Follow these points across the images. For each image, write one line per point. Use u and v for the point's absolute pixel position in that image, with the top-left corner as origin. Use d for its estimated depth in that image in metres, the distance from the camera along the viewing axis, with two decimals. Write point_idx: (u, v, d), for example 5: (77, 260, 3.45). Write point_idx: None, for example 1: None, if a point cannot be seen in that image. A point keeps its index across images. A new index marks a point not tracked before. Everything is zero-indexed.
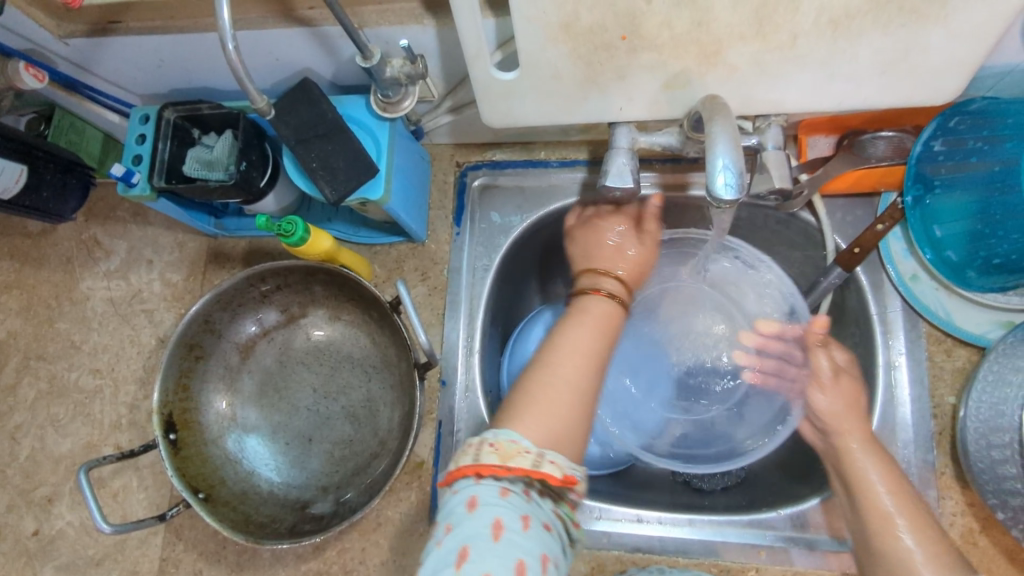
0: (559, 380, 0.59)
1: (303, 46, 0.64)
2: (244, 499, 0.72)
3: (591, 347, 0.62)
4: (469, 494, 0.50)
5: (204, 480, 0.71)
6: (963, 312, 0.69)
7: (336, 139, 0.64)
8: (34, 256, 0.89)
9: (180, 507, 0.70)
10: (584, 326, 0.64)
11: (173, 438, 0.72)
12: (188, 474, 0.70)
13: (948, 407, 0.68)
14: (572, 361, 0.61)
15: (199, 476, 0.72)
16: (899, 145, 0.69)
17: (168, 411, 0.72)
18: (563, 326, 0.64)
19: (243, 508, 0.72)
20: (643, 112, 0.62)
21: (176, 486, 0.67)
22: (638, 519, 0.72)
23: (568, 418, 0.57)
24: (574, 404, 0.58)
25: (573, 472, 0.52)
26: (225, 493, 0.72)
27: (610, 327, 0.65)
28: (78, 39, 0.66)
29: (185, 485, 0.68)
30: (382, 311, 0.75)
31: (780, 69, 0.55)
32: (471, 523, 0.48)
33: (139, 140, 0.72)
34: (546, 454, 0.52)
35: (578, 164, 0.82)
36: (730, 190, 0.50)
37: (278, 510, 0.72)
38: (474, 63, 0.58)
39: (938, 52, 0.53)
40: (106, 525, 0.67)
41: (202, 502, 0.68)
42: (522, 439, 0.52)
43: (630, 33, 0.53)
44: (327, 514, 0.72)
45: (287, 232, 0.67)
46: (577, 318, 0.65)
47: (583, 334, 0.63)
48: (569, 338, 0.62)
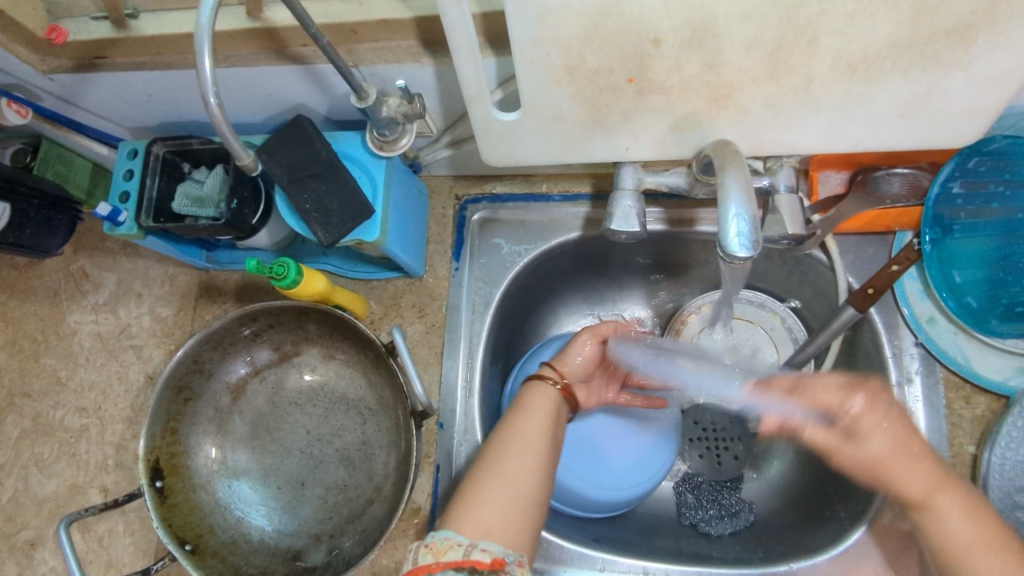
0: (507, 477, 0.57)
1: (295, 82, 0.62)
2: (233, 549, 0.69)
3: (534, 447, 0.59)
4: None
5: (191, 530, 0.69)
6: (982, 358, 0.66)
7: (330, 179, 0.62)
8: (21, 288, 0.87)
9: (165, 560, 0.67)
10: (532, 421, 0.61)
11: (159, 485, 0.69)
12: (175, 524, 0.68)
13: (967, 456, 0.65)
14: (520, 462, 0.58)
15: (186, 525, 0.69)
16: (915, 182, 0.66)
17: (154, 457, 0.69)
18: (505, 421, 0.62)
19: (232, 559, 0.69)
20: (650, 153, 0.59)
21: (161, 538, 0.64)
22: (643, 571, 0.69)
23: (505, 514, 0.54)
24: (514, 500, 0.55)
25: (504, 555, 0.51)
26: (214, 542, 0.69)
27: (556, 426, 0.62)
28: (63, 74, 0.64)
29: (171, 536, 0.65)
30: (378, 353, 0.72)
31: (794, 112, 0.53)
32: None
33: (127, 176, 0.69)
34: (477, 543, 0.51)
35: (581, 198, 0.79)
36: (743, 246, 0.47)
37: (269, 561, 0.70)
38: (473, 104, 0.55)
39: (960, 96, 0.50)
40: None
41: (188, 555, 0.65)
42: (455, 535, 0.52)
43: (637, 76, 0.51)
44: (319, 565, 0.69)
45: (279, 275, 0.64)
46: (518, 411, 0.63)
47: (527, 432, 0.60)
48: (512, 433, 0.60)
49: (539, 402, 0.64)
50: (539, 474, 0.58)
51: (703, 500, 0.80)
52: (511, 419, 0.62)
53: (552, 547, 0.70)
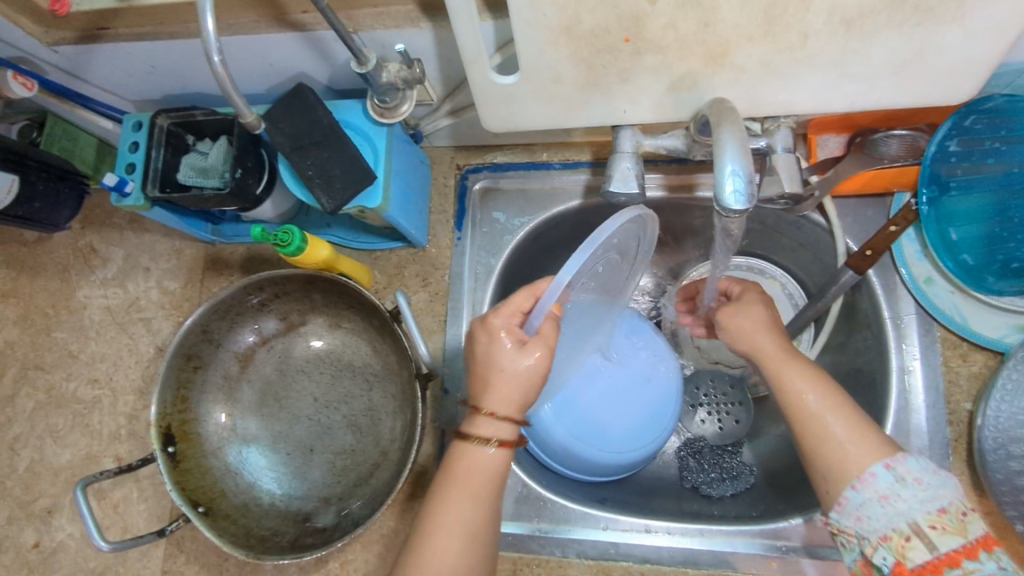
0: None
1: (297, 50, 0.62)
2: (245, 512, 0.71)
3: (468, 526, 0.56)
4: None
5: (204, 493, 0.70)
6: (979, 316, 0.67)
7: (333, 146, 0.63)
8: (31, 264, 0.88)
9: (180, 521, 0.69)
10: (462, 495, 0.56)
11: (171, 450, 0.70)
12: (188, 488, 0.69)
13: (964, 413, 0.66)
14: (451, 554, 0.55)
15: (199, 489, 0.70)
16: (912, 144, 0.66)
17: (166, 423, 0.71)
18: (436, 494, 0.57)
19: (244, 521, 0.70)
20: (648, 115, 0.60)
21: (175, 500, 0.66)
22: (646, 530, 0.71)
23: None
24: None
25: None
26: (226, 506, 0.71)
27: (488, 489, 0.56)
28: (66, 46, 0.65)
29: (184, 500, 0.67)
30: (376, 313, 0.73)
31: (790, 70, 0.53)
32: None
33: (131, 148, 0.70)
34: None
35: (581, 165, 0.80)
36: (738, 198, 0.48)
37: (280, 523, 0.71)
38: (472, 67, 0.56)
39: (954, 51, 0.51)
40: (104, 542, 0.67)
41: (202, 517, 0.67)
42: None
43: (634, 35, 0.51)
44: (329, 526, 0.71)
45: (283, 242, 0.65)
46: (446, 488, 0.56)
47: (459, 511, 0.56)
48: (443, 514, 0.56)
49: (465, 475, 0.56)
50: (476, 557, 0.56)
51: (705, 464, 0.82)
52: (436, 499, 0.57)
53: (556, 508, 0.72)
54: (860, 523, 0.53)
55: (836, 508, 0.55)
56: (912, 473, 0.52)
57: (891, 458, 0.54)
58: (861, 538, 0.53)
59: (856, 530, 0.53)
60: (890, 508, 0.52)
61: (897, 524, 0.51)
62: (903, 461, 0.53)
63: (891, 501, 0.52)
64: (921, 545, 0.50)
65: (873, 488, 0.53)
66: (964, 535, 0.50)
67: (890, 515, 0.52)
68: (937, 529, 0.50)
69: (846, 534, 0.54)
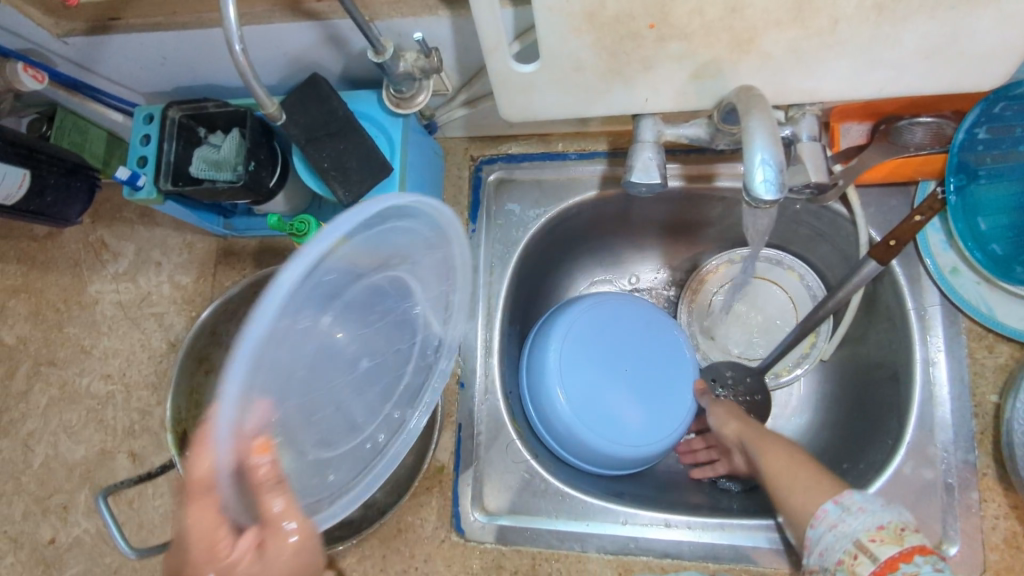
0: None
1: (313, 40, 0.61)
2: None
3: None
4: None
5: None
6: (1006, 307, 0.66)
7: (348, 138, 0.62)
8: (41, 259, 0.87)
9: None
10: None
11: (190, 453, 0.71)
12: None
13: (990, 406, 0.65)
14: None
15: None
16: (939, 132, 0.65)
17: (182, 427, 0.71)
18: None
19: None
20: (670, 103, 0.58)
21: None
22: (666, 524, 0.70)
23: None
24: None
25: None
26: None
27: None
28: (77, 37, 0.64)
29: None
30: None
31: (818, 57, 0.52)
32: None
33: (144, 141, 0.69)
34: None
35: (598, 156, 0.78)
36: (768, 188, 0.47)
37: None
38: (491, 55, 0.55)
39: (988, 35, 0.50)
40: (130, 549, 0.65)
41: None
42: None
43: (659, 21, 0.50)
44: (356, 518, 0.70)
45: (301, 232, 0.64)
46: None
47: None
48: None
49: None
50: None
51: None
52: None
53: (575, 502, 0.72)
54: (821, 556, 0.56)
55: (806, 550, 0.58)
56: (857, 503, 0.56)
57: (840, 495, 0.58)
58: (824, 568, 0.56)
59: (819, 564, 0.56)
60: (840, 532, 0.55)
61: (846, 545, 0.54)
62: (849, 496, 0.57)
63: (841, 528, 0.56)
64: (867, 560, 0.53)
65: (826, 520, 0.57)
66: (900, 543, 0.53)
67: (840, 539, 0.55)
68: (876, 542, 0.53)
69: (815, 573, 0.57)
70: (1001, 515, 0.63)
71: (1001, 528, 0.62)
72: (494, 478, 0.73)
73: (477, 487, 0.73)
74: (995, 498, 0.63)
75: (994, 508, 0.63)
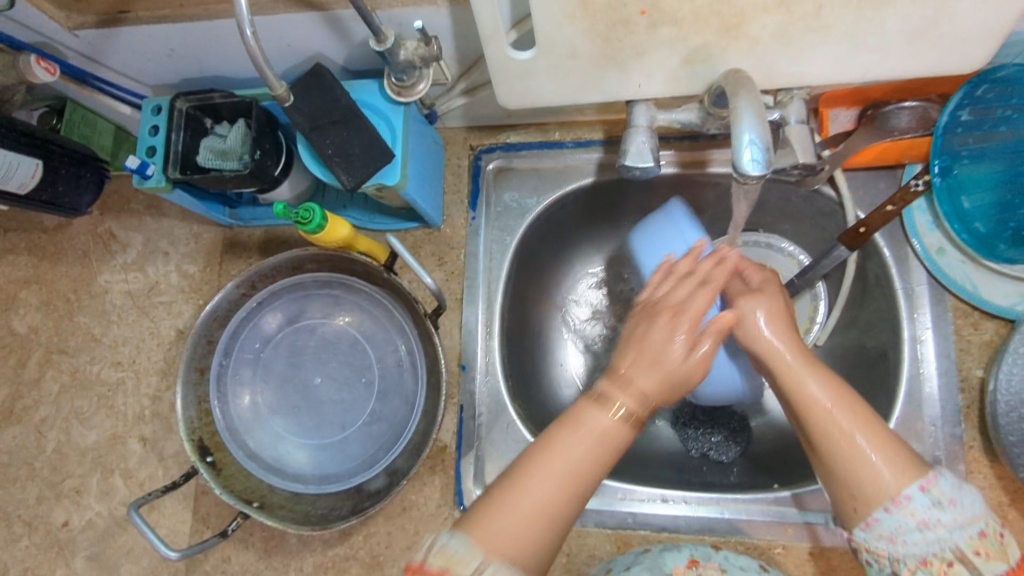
0: (534, 513, 0.51)
1: (316, 31, 0.63)
2: (299, 500, 0.72)
3: (550, 502, 0.51)
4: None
5: (255, 491, 0.71)
6: (990, 285, 0.68)
7: (352, 124, 0.64)
8: (51, 251, 0.90)
9: (239, 522, 0.70)
10: (560, 452, 0.53)
11: (210, 460, 0.71)
12: (236, 489, 0.70)
13: (975, 381, 0.67)
14: (552, 496, 0.51)
15: (248, 488, 0.71)
16: (924, 115, 0.68)
17: (198, 437, 0.71)
18: (524, 469, 0.53)
19: (300, 507, 0.71)
20: (662, 89, 0.60)
21: (228, 501, 0.67)
22: (663, 500, 0.72)
23: (533, 551, 0.50)
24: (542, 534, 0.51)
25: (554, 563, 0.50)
26: (277, 498, 0.71)
27: (587, 473, 0.53)
28: (88, 30, 0.66)
29: (236, 498, 0.68)
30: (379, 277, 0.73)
31: (805, 40, 0.54)
32: None
33: (151, 132, 0.71)
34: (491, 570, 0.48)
35: (593, 143, 0.80)
36: (756, 165, 0.48)
37: (336, 499, 0.71)
38: (489, 43, 0.57)
39: (967, 16, 0.51)
40: (173, 552, 0.66)
41: (258, 510, 0.68)
42: (475, 560, 0.48)
43: (650, 7, 0.52)
44: (382, 488, 0.70)
45: (304, 220, 0.65)
46: (563, 430, 0.54)
47: (544, 490, 0.52)
48: (529, 496, 0.51)
49: (580, 435, 0.53)
50: (550, 538, 0.51)
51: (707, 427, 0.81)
52: (540, 441, 0.54)
53: None
54: (894, 545, 0.49)
55: (862, 527, 0.51)
56: (948, 495, 0.49)
57: (925, 478, 0.49)
58: (895, 560, 0.49)
59: (889, 553, 0.49)
60: (929, 534, 0.48)
61: (939, 549, 0.48)
62: (937, 482, 0.49)
63: (931, 527, 0.48)
64: (965, 571, 0.47)
65: (909, 511, 0.49)
66: (1005, 561, 0.48)
67: (930, 541, 0.48)
68: (980, 555, 0.47)
69: (875, 556, 0.50)
70: (987, 486, 0.65)
71: (987, 498, 0.65)
72: (496, 456, 0.75)
73: (479, 466, 0.75)
74: (981, 470, 0.65)
75: (980, 480, 0.65)
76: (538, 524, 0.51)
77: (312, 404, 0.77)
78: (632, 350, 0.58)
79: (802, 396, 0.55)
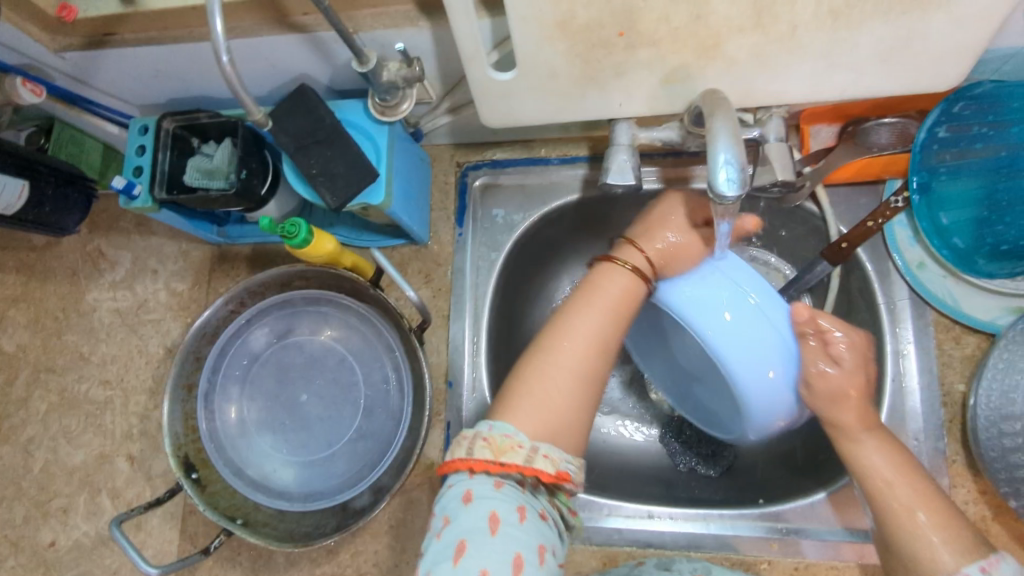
0: (565, 370, 0.57)
1: (300, 52, 0.64)
2: (283, 518, 0.72)
3: (596, 336, 0.59)
4: (464, 488, 0.51)
5: (239, 508, 0.71)
6: (970, 299, 0.69)
7: (336, 144, 0.64)
8: (40, 269, 0.90)
9: (222, 538, 0.70)
10: (593, 306, 0.60)
11: (195, 477, 0.71)
12: (221, 506, 0.70)
13: (957, 395, 0.68)
14: (583, 352, 0.58)
15: (232, 506, 0.71)
16: (904, 131, 0.68)
17: (183, 453, 0.71)
18: (570, 307, 0.61)
19: (284, 525, 0.71)
20: (642, 108, 0.61)
21: (212, 518, 0.67)
22: (649, 515, 0.72)
23: (569, 410, 0.56)
24: (575, 393, 0.57)
25: (566, 467, 0.52)
26: (262, 515, 0.72)
27: (623, 308, 0.61)
28: (73, 52, 0.66)
29: (220, 516, 0.68)
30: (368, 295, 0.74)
31: (780, 61, 0.55)
32: (468, 517, 0.49)
33: (138, 151, 0.72)
34: (539, 448, 0.52)
35: (578, 160, 0.81)
36: (731, 186, 0.49)
37: (321, 517, 0.71)
38: (470, 65, 0.57)
39: (940, 37, 0.52)
40: (151, 567, 0.65)
41: (241, 527, 0.68)
42: (517, 434, 0.52)
43: (628, 29, 0.53)
44: (367, 506, 0.70)
45: (290, 234, 0.65)
46: (587, 298, 0.61)
47: (589, 322, 0.59)
48: (575, 325, 0.59)
49: (600, 296, 0.61)
50: (585, 393, 0.57)
51: (693, 442, 0.81)
52: (568, 310, 0.61)
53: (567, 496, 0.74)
54: None
55: None
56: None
57: (985, 560, 0.50)
58: None
59: None
60: None
61: None
62: (998, 565, 0.49)
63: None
64: None
65: None
66: None
67: None
68: None
69: None
70: (971, 500, 0.65)
71: (971, 512, 0.65)
72: None
73: None
74: (964, 484, 0.66)
75: (964, 494, 0.65)
76: (575, 390, 0.57)
77: (301, 419, 0.77)
78: (642, 224, 0.64)
79: (862, 465, 0.58)
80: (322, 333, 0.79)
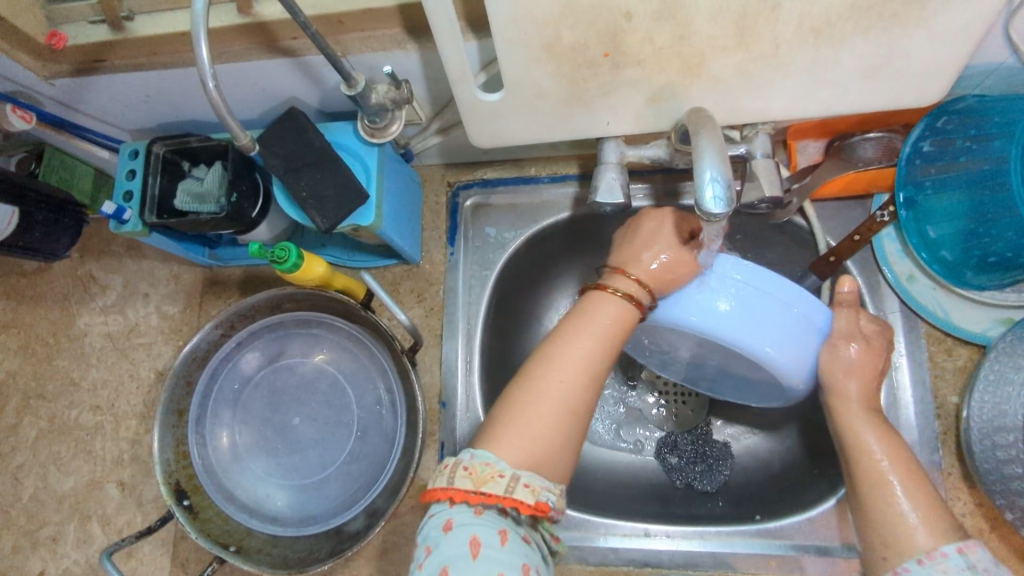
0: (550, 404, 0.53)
1: (290, 75, 0.64)
2: (277, 542, 0.71)
3: (585, 363, 0.55)
4: (444, 517, 0.49)
5: (232, 535, 0.70)
6: (961, 311, 0.69)
7: (325, 167, 0.64)
8: (30, 294, 0.89)
9: (214, 566, 0.69)
10: (582, 334, 0.55)
11: (186, 504, 0.70)
12: (213, 533, 0.69)
13: (951, 407, 0.68)
14: (566, 380, 0.54)
15: (225, 532, 0.70)
16: (889, 145, 0.69)
17: (174, 480, 0.70)
18: (563, 331, 0.56)
19: (278, 551, 0.70)
20: (629, 126, 0.62)
21: (204, 546, 0.66)
22: (646, 534, 0.72)
23: (555, 444, 0.52)
24: (563, 427, 0.53)
25: (546, 496, 0.50)
26: (256, 541, 0.71)
27: (619, 333, 0.56)
28: (64, 78, 0.66)
29: (213, 543, 0.67)
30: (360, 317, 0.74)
31: (764, 79, 0.55)
32: (449, 545, 0.48)
33: (128, 176, 0.71)
34: (519, 477, 0.50)
35: (569, 178, 0.82)
36: (718, 203, 0.49)
37: (315, 542, 0.70)
38: (458, 86, 0.58)
39: (921, 53, 0.53)
40: None
41: (234, 554, 0.67)
42: (497, 462, 0.51)
43: (613, 50, 0.53)
44: (361, 529, 0.69)
45: (281, 259, 0.65)
46: (576, 324, 0.56)
47: (582, 348, 0.55)
48: (562, 349, 0.55)
49: (589, 320, 0.56)
50: (573, 429, 0.54)
51: (687, 457, 0.80)
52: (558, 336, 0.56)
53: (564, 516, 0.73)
54: None
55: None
56: (985, 563, 0.47)
57: (965, 543, 0.48)
58: None
59: None
60: None
61: None
62: (976, 549, 0.48)
63: None
64: None
65: (943, 568, 0.47)
66: None
67: None
68: None
69: None
70: (968, 512, 0.65)
71: (968, 525, 0.65)
72: None
73: None
74: (961, 496, 0.65)
75: (961, 506, 0.65)
76: (561, 422, 0.53)
77: (292, 441, 0.77)
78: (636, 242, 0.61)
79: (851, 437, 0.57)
80: (314, 354, 0.79)
